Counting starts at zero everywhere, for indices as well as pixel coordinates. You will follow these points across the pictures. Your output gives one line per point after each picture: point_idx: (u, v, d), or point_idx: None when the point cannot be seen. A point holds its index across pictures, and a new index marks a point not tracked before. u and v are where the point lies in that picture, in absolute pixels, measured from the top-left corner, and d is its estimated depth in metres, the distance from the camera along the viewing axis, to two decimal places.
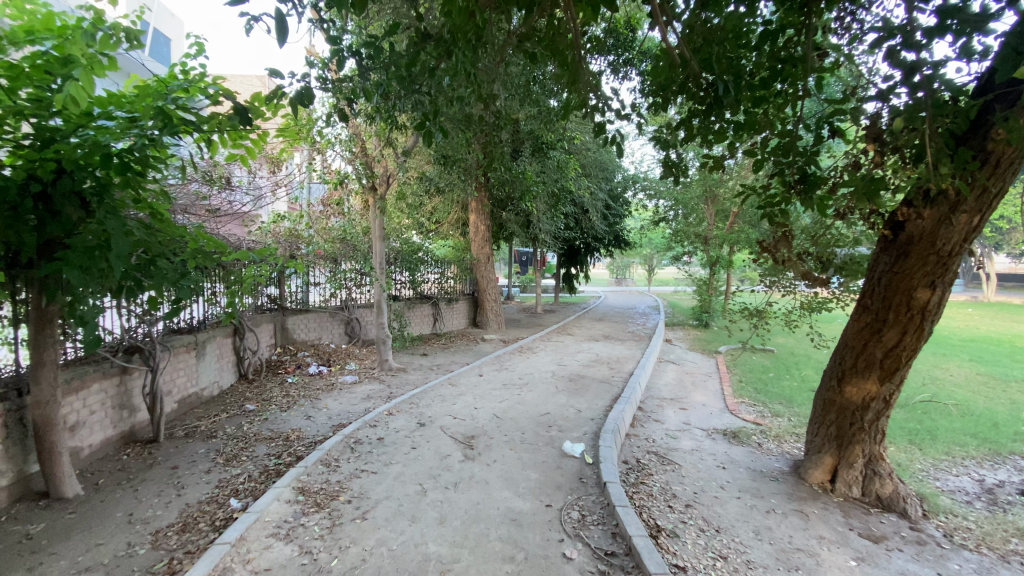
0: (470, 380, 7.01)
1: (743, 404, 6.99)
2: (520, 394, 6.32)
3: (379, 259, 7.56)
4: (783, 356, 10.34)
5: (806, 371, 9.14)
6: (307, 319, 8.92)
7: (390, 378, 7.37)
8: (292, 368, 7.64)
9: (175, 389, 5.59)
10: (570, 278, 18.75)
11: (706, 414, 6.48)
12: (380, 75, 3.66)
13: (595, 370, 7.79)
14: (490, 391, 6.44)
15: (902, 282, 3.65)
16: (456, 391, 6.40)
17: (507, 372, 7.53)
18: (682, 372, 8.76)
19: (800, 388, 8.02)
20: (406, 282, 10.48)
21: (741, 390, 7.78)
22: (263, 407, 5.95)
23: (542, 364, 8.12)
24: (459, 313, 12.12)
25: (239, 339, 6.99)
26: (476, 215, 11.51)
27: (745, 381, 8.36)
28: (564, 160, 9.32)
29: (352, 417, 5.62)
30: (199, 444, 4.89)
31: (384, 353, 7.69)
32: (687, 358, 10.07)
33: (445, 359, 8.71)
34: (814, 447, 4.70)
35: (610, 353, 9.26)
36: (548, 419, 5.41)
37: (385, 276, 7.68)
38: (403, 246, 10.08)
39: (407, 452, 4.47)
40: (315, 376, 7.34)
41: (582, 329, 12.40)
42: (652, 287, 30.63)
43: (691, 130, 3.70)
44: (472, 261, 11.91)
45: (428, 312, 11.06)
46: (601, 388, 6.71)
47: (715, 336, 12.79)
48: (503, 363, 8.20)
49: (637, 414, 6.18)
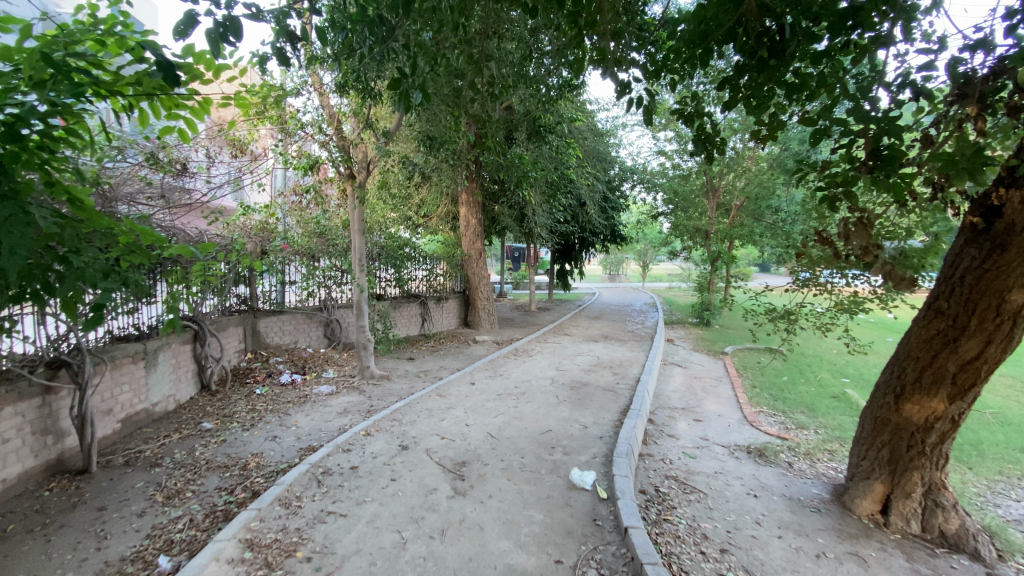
0: (460, 389, 6.30)
1: (762, 415, 6.34)
2: (516, 407, 5.61)
3: (358, 255, 6.76)
4: (795, 357, 9.73)
5: (822, 374, 8.53)
6: (281, 322, 8.14)
7: (371, 387, 6.63)
8: (263, 377, 6.89)
9: (117, 408, 4.81)
10: (564, 275, 18.08)
11: (724, 427, 5.82)
12: (348, 18, 2.87)
13: (598, 376, 7.11)
14: (482, 404, 5.72)
15: (992, 283, 3.07)
16: (444, 403, 5.68)
17: (501, 380, 6.82)
18: (691, 377, 8.11)
19: (819, 393, 7.41)
20: (392, 280, 9.70)
21: (756, 397, 7.15)
22: (223, 426, 5.19)
23: (539, 369, 7.43)
24: (449, 312, 11.38)
25: (200, 346, 6.22)
26: (466, 209, 10.81)
27: (759, 386, 7.73)
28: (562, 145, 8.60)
29: (324, 437, 4.88)
30: (139, 475, 4.12)
31: (365, 359, 6.94)
32: (693, 360, 9.41)
33: (433, 364, 7.97)
34: (862, 472, 4.10)
35: (611, 356, 8.59)
36: (550, 438, 4.72)
37: (364, 273, 6.80)
38: (388, 241, 9.32)
39: (385, 485, 3.75)
40: (287, 387, 6.58)
41: (579, 329, 11.72)
42: (645, 282, 30.10)
43: (736, 92, 3.03)
44: (462, 256, 11.19)
45: (415, 313, 10.31)
46: (607, 398, 6.03)
47: (718, 336, 12.18)
48: (497, 368, 7.49)
49: (649, 428, 5.50)
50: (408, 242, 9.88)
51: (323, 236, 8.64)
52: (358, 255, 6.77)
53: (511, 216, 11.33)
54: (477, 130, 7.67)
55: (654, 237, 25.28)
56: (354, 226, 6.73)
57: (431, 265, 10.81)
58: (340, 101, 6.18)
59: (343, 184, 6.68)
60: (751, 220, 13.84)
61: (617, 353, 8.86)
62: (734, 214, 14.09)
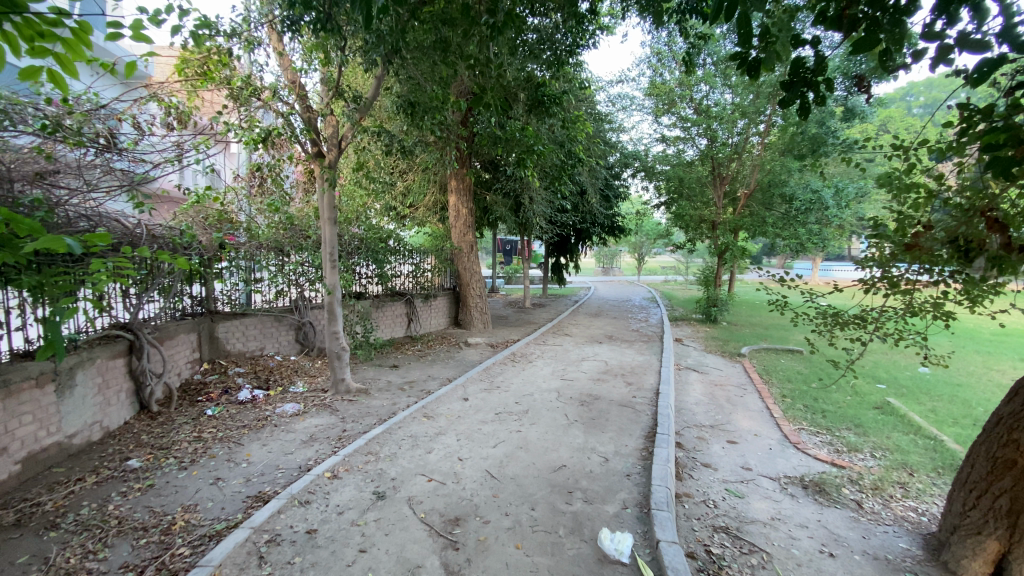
0: (452, 407, 5.31)
1: (804, 434, 5.46)
2: (519, 431, 4.64)
3: (329, 248, 5.71)
4: (818, 360, 8.86)
5: (853, 379, 7.65)
6: (244, 327, 7.09)
7: (345, 405, 5.62)
8: (217, 393, 5.85)
9: (12, 446, 3.79)
10: (559, 269, 17.13)
11: (764, 452, 4.92)
12: None
13: (610, 388, 6.15)
14: (478, 427, 4.74)
15: None
16: (432, 427, 4.69)
17: (499, 393, 5.84)
18: (711, 385, 7.19)
19: (859, 404, 6.52)
20: (373, 276, 8.58)
21: (790, 409, 6.25)
22: (156, 465, 4.17)
23: (542, 379, 6.47)
24: (438, 311, 10.38)
25: (137, 359, 5.18)
26: (456, 196, 9.84)
27: (789, 395, 6.84)
28: (564, 123, 7.63)
29: (280, 479, 3.87)
30: (23, 545, 3.11)
31: (339, 371, 5.93)
32: (708, 363, 8.52)
33: (419, 372, 6.97)
34: (969, 525, 3.21)
35: (620, 361, 7.65)
36: (565, 479, 3.75)
37: (337, 270, 5.78)
38: (370, 232, 8.28)
39: (351, 561, 2.77)
40: (245, 406, 5.55)
41: (580, 328, 10.75)
42: (640, 277, 29.18)
43: None
44: (452, 250, 10.20)
45: (401, 313, 9.31)
46: (625, 417, 5.08)
47: (728, 334, 11.30)
48: (494, 378, 6.50)
49: (680, 457, 4.55)
50: (392, 233, 8.84)
51: (292, 227, 7.60)
52: (329, 249, 5.73)
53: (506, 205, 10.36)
54: (468, 104, 6.65)
55: (651, 231, 24.36)
56: (324, 214, 5.68)
57: (419, 260, 9.78)
58: (305, 65, 5.16)
59: (310, 164, 5.66)
60: (760, 209, 12.95)
61: (626, 357, 7.92)
62: (742, 202, 13.20)
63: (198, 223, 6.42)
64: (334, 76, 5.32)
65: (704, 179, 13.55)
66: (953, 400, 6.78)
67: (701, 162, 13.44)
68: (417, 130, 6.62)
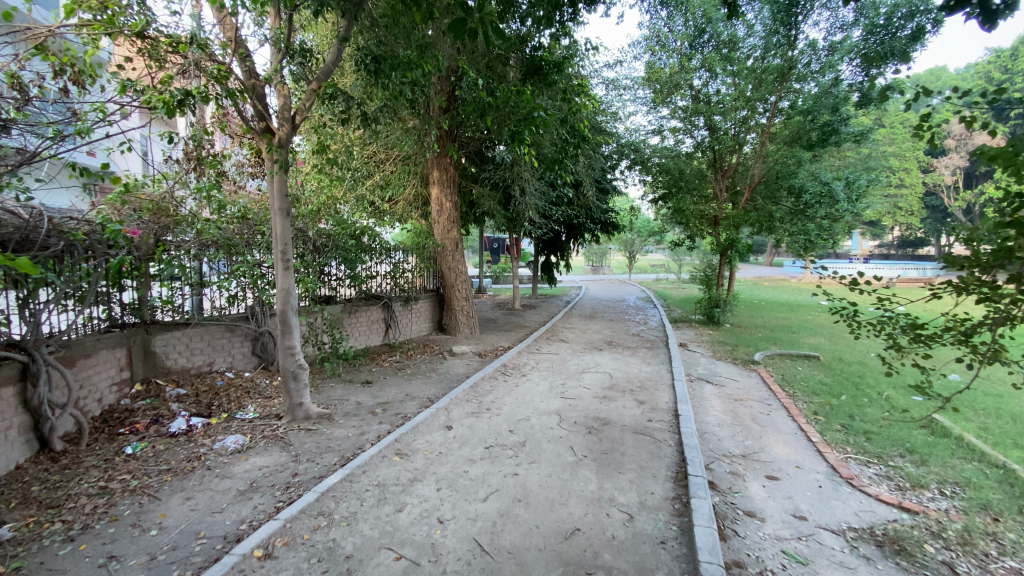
0: (432, 439, 4.33)
1: (852, 465, 4.59)
2: (515, 474, 3.68)
3: (281, 243, 4.70)
4: (840, 369, 8.01)
5: (885, 391, 6.82)
6: (188, 339, 6.05)
7: (301, 437, 4.61)
8: (145, 423, 4.81)
9: None
10: (550, 268, 16.20)
11: (814, 493, 4.02)
12: None
13: (620, 409, 5.22)
14: (464, 469, 3.77)
15: None
16: (405, 472, 3.71)
17: (489, 418, 4.87)
18: (730, 400, 6.32)
19: (902, 423, 5.67)
20: (344, 277, 7.56)
21: (826, 431, 5.38)
22: (34, 535, 3.15)
23: (539, 397, 5.52)
24: (421, 316, 9.37)
25: (34, 386, 4.13)
26: (439, 188, 8.92)
27: (821, 412, 5.98)
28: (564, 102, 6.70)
29: (196, 558, 2.86)
30: None
31: (295, 393, 4.93)
32: (721, 372, 7.65)
33: (395, 390, 5.97)
34: None
35: (626, 372, 6.74)
36: (581, 551, 2.80)
37: (291, 269, 4.76)
38: (343, 227, 7.25)
39: None
40: (176, 440, 4.52)
41: (576, 333, 9.81)
42: (632, 275, 28.32)
43: None
44: (436, 248, 9.22)
45: (378, 319, 8.31)
46: (644, 452, 4.15)
47: (735, 337, 10.47)
48: (482, 397, 5.53)
49: (717, 505, 3.64)
50: (367, 228, 7.81)
51: (246, 221, 6.58)
52: (281, 246, 4.70)
53: (496, 199, 9.44)
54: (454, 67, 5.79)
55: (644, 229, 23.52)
56: (274, 205, 4.68)
57: (399, 259, 8.77)
58: (244, 17, 4.18)
59: (257, 143, 4.69)
60: (765, 203, 12.12)
61: (633, 368, 7.01)
62: (747, 195, 12.38)
63: (126, 216, 5.38)
64: (282, 32, 4.33)
65: (705, 172, 12.76)
66: (1003, 415, 6.00)
67: (701, 153, 12.62)
68: (393, 105, 5.63)
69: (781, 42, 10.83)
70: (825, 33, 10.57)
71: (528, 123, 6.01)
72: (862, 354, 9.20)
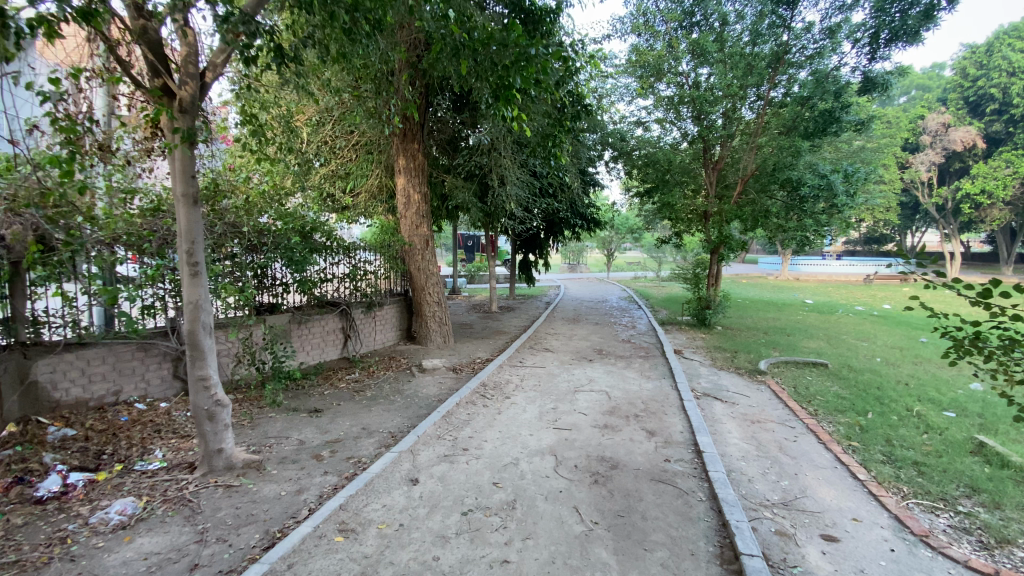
0: (390, 502, 3.25)
1: (916, 514, 3.71)
2: (505, 563, 2.64)
3: (187, 240, 3.55)
4: (853, 379, 7.28)
5: (913, 407, 6.07)
6: (85, 362, 4.80)
7: (216, 500, 3.46)
8: (4, 484, 3.54)
9: None
10: (528, 267, 15.21)
11: (890, 563, 3.12)
12: None
13: (629, 445, 4.23)
14: (435, 556, 2.70)
15: None
16: (350, 565, 2.63)
17: (467, 463, 3.81)
18: (750, 423, 5.41)
19: (948, 449, 4.88)
20: (291, 280, 6.38)
21: (870, 463, 4.51)
22: None
23: (527, 430, 4.49)
24: (386, 324, 8.21)
25: None
26: (406, 178, 7.85)
27: (853, 436, 5.14)
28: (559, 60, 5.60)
29: None
30: None
31: (213, 436, 3.79)
32: (727, 384, 6.78)
33: (350, 422, 4.86)
34: None
35: (626, 391, 5.78)
36: None
37: (202, 275, 3.62)
38: (289, 220, 6.07)
39: None
40: (39, 512, 3.30)
41: (561, 339, 8.84)
42: (610, 273, 27.57)
43: None
44: (403, 246, 8.09)
45: (335, 330, 7.17)
46: (672, 515, 3.17)
47: (732, 342, 9.67)
48: (458, 429, 4.47)
49: None
50: (320, 224, 6.64)
51: (160, 215, 5.33)
52: (188, 243, 3.56)
53: (471, 191, 8.35)
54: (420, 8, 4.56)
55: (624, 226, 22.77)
56: (175, 192, 3.54)
57: (360, 259, 7.62)
58: None
59: (155, 109, 3.58)
60: (758, 198, 11.39)
61: (631, 384, 6.07)
62: (739, 189, 11.60)
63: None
64: None
65: (693, 164, 11.96)
66: None
67: (689, 144, 11.81)
68: (340, 55, 4.37)
69: (774, 25, 10.13)
70: (821, 17, 9.95)
71: (518, 73, 4.78)
72: (869, 359, 8.51)
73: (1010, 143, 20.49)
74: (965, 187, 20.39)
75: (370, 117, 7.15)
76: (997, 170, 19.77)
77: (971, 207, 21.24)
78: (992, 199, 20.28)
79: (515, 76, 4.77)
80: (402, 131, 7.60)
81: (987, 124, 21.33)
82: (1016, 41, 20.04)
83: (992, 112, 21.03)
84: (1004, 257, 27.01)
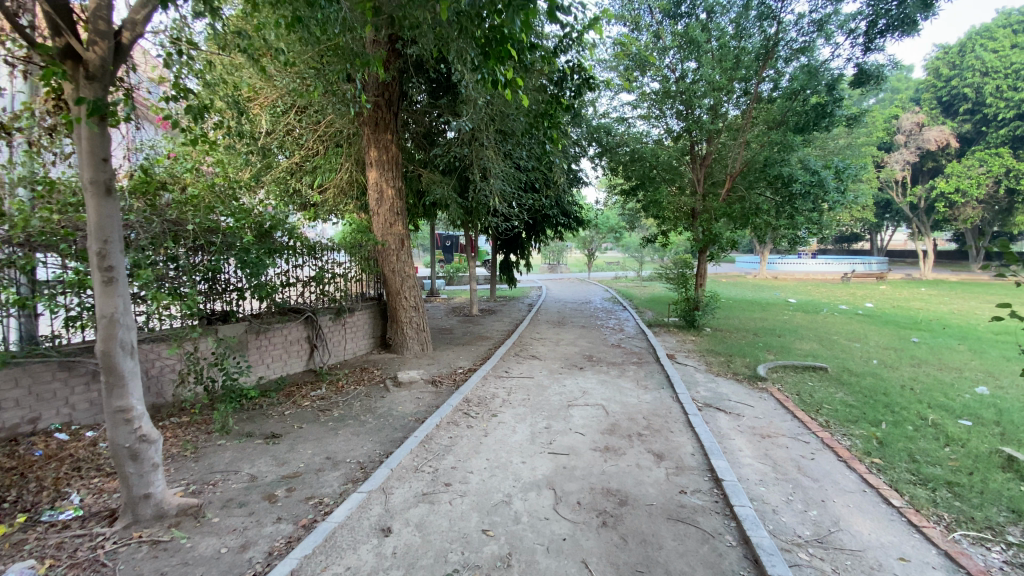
0: (356, 562, 2.62)
1: (967, 550, 3.25)
2: None
3: (97, 239, 2.86)
4: (857, 384, 6.89)
5: (927, 415, 5.68)
6: None
7: (137, 563, 2.78)
8: None
9: None
10: (509, 268, 14.63)
11: None
12: None
13: (636, 472, 3.69)
14: None
15: None
16: None
17: (451, 503, 3.20)
18: (761, 438, 4.93)
19: (976, 464, 4.48)
20: (244, 285, 5.65)
21: (900, 485, 4.06)
22: None
23: (519, 456, 3.90)
24: (358, 331, 7.51)
25: None
26: (378, 170, 7.19)
27: (874, 452, 4.69)
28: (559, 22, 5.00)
29: None
30: None
31: (140, 479, 3.11)
32: (728, 393, 6.30)
33: (313, 451, 4.20)
34: None
35: (624, 404, 5.24)
36: None
37: (117, 282, 2.93)
38: (243, 215, 5.39)
39: None
40: None
41: (548, 345, 8.28)
42: (591, 274, 27.18)
43: None
44: (376, 246, 7.42)
45: (298, 340, 6.48)
46: (703, 569, 2.62)
47: (725, 344, 9.24)
48: (438, 458, 3.85)
49: None
50: (281, 221, 5.94)
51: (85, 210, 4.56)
52: (99, 243, 2.87)
53: (451, 186, 7.72)
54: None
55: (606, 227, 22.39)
56: (82, 179, 2.85)
57: (328, 260, 6.95)
58: None
59: (60, 76, 2.89)
60: (747, 195, 11.03)
61: (628, 395, 5.54)
62: (727, 185, 11.22)
63: None
64: None
65: (679, 161, 11.61)
66: None
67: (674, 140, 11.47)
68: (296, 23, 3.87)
69: (762, 16, 9.81)
70: (810, 8, 9.59)
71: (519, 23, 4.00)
72: (866, 362, 8.17)
73: (982, 143, 20.80)
74: (940, 186, 20.61)
75: (339, 100, 6.58)
76: (971, 169, 20.05)
77: (945, 205, 21.49)
78: (966, 198, 20.55)
79: (513, 32, 4.08)
80: (373, 119, 6.95)
81: (960, 124, 21.63)
82: (988, 41, 20.42)
83: (964, 112, 21.32)
84: (972, 256, 27.60)
